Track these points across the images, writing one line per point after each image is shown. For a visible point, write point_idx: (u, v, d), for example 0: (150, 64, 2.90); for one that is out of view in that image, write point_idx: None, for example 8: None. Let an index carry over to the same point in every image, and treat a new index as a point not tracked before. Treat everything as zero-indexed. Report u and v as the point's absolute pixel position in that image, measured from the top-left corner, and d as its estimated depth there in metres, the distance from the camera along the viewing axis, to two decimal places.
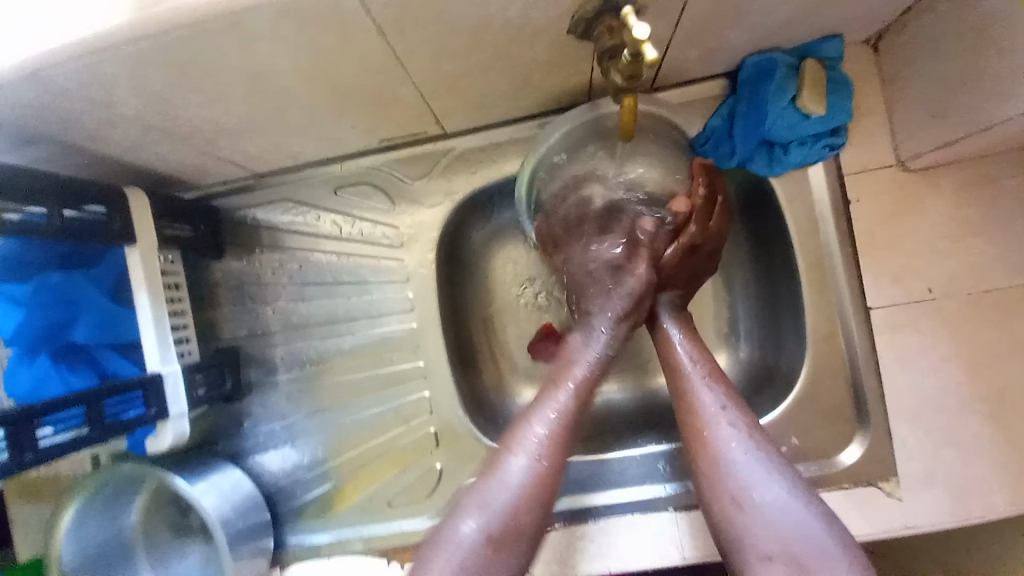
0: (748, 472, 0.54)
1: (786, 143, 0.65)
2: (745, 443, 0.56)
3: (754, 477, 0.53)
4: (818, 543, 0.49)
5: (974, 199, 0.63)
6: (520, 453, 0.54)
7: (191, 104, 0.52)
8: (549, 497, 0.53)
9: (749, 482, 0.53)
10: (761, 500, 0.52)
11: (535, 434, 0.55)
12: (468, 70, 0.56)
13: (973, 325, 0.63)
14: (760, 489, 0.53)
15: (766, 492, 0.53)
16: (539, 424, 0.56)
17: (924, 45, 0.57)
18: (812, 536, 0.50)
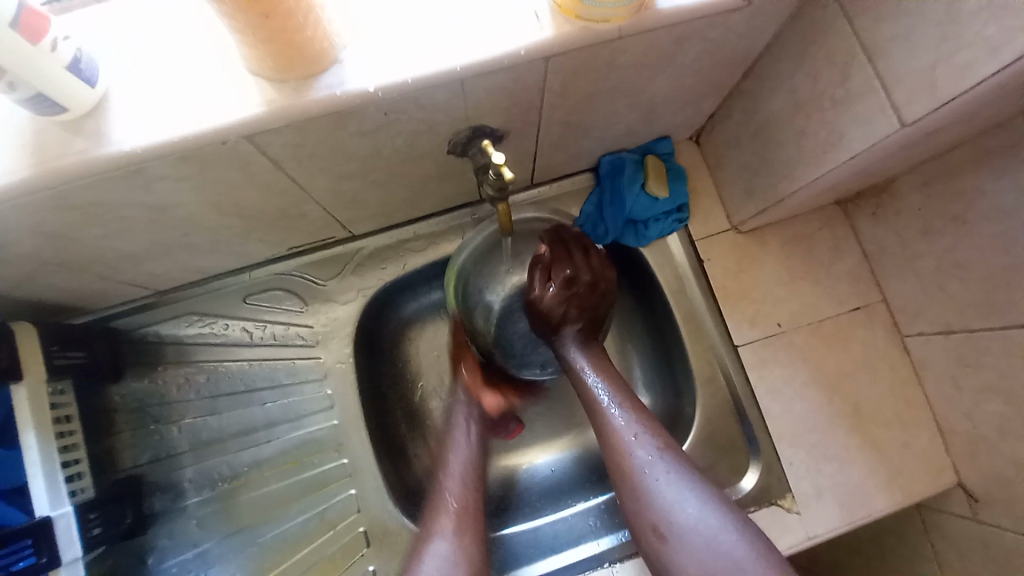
0: (665, 490, 0.58)
1: (646, 220, 0.78)
2: (659, 462, 0.59)
3: (670, 495, 0.57)
4: (734, 556, 0.53)
5: (795, 250, 0.79)
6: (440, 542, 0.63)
7: (92, 236, 0.53)
8: (471, 546, 0.64)
9: (667, 503, 0.57)
10: (679, 517, 0.56)
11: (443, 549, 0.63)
12: (367, 186, 0.62)
13: (817, 351, 0.77)
14: (680, 506, 0.56)
15: (683, 511, 0.56)
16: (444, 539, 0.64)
17: (727, 141, 0.74)
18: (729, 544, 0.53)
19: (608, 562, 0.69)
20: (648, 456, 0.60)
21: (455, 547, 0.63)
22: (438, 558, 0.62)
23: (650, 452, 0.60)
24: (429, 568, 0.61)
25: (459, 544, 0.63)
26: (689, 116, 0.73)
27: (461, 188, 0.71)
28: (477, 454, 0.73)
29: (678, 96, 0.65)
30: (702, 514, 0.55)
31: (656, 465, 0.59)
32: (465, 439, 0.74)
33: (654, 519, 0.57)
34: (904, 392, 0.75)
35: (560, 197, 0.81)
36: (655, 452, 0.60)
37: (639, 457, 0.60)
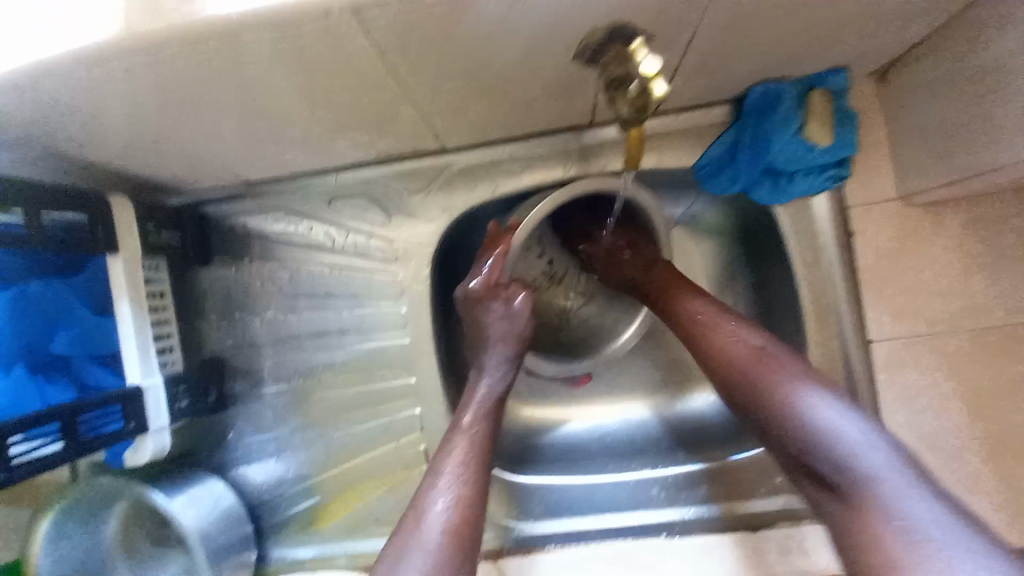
0: (852, 437, 0.52)
1: (791, 172, 0.64)
2: (839, 417, 0.54)
3: (850, 436, 0.52)
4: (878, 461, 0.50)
5: (978, 236, 0.63)
6: (429, 520, 0.53)
7: (185, 114, 0.50)
8: (469, 535, 0.53)
9: (858, 456, 0.51)
10: (909, 519, 0.46)
11: (435, 514, 0.53)
12: (470, 91, 0.53)
13: (970, 363, 0.63)
14: (859, 445, 0.52)
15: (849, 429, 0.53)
16: (436, 507, 0.53)
17: (931, 82, 0.57)
18: (914, 513, 0.46)
19: (667, 532, 0.68)
20: (825, 425, 0.54)
21: (454, 524, 0.53)
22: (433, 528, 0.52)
23: (838, 416, 0.54)
24: (421, 546, 0.51)
25: (455, 526, 0.53)
26: (888, 41, 0.55)
27: (573, 108, 0.60)
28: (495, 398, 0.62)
29: (888, 12, 0.48)
30: (929, 516, 0.46)
31: (850, 441, 0.52)
32: (481, 390, 0.63)
33: (877, 521, 0.48)
34: None
35: (686, 131, 0.67)
36: (865, 434, 0.52)
37: (831, 431, 0.53)
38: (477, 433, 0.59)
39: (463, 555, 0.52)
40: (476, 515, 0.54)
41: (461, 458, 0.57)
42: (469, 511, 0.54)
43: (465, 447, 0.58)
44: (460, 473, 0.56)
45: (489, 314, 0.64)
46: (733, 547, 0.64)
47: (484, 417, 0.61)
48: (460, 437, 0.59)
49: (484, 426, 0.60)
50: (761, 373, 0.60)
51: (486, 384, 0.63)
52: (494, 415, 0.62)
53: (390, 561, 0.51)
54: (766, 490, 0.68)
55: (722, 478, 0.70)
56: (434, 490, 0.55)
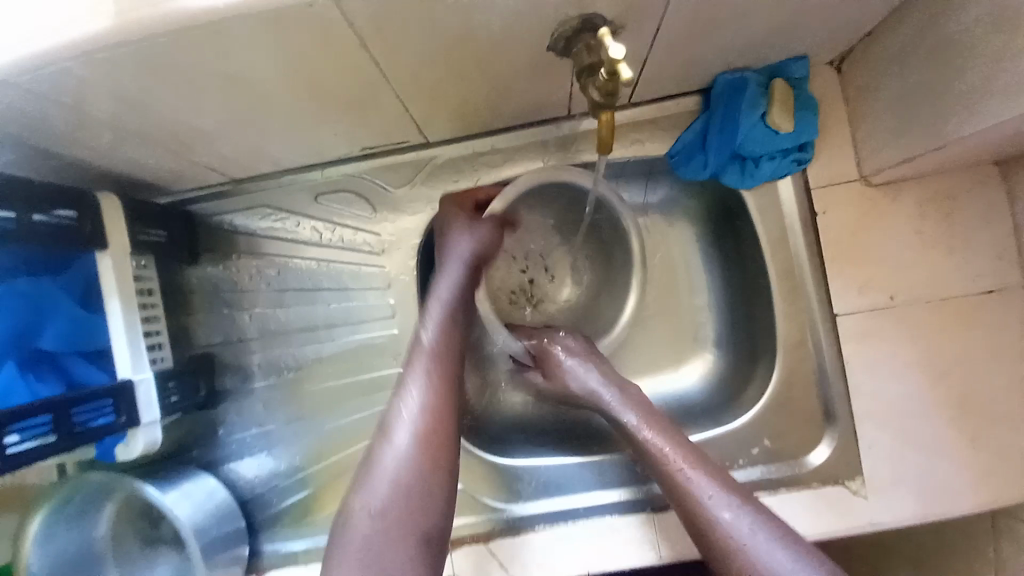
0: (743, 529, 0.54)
1: (758, 156, 0.68)
2: (709, 483, 0.58)
3: (749, 536, 0.54)
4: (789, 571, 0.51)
5: (932, 211, 0.67)
6: (391, 450, 0.57)
7: (172, 106, 0.51)
8: (433, 455, 0.57)
9: (757, 558, 0.52)
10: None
11: (397, 446, 0.57)
12: (450, 82, 0.55)
13: (931, 330, 0.67)
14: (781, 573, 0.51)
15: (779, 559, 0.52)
16: (399, 438, 0.57)
17: (883, 68, 0.61)
18: (774, 564, 0.52)
19: (651, 507, 0.69)
20: (762, 544, 0.53)
21: (414, 452, 0.56)
22: (393, 461, 0.56)
23: (720, 496, 0.57)
24: (381, 479, 0.55)
25: (416, 454, 0.56)
26: (839, 30, 0.60)
27: (550, 97, 0.63)
28: (450, 313, 0.64)
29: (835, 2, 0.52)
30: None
31: (718, 510, 0.56)
32: (438, 314, 0.64)
33: None
34: None
35: (660, 119, 0.71)
36: (721, 495, 0.57)
37: (707, 507, 0.57)
38: (435, 363, 0.61)
39: (428, 483, 0.56)
40: (443, 433, 0.58)
41: (419, 388, 0.59)
42: (433, 433, 0.57)
43: (421, 382, 0.60)
44: (421, 397, 0.59)
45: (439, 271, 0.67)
46: None
47: (441, 343, 0.62)
48: (421, 366, 0.61)
49: (444, 349, 0.62)
50: (689, 472, 0.59)
51: (435, 329, 0.63)
52: (452, 330, 0.64)
53: (363, 480, 0.56)
54: (745, 461, 0.71)
55: None
56: (394, 424, 0.58)
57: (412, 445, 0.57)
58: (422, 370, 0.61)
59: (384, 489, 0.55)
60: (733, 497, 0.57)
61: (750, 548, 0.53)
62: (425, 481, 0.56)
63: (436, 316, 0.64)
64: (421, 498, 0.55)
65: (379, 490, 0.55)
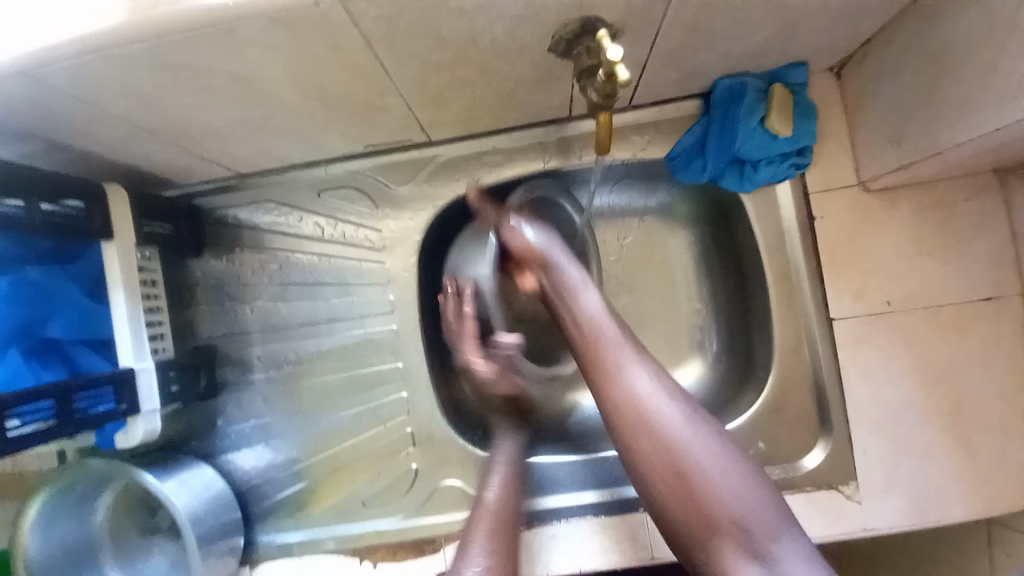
0: (694, 443, 0.50)
1: (757, 161, 0.68)
2: (664, 396, 0.52)
3: (705, 455, 0.49)
4: (720, 457, 0.49)
5: (929, 219, 0.67)
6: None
7: (181, 104, 0.52)
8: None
9: (715, 480, 0.48)
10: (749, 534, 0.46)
11: (471, 571, 0.53)
12: (454, 84, 0.56)
13: (927, 337, 0.67)
14: (734, 497, 0.47)
15: (707, 452, 0.49)
16: (472, 565, 0.54)
17: (882, 77, 0.62)
18: (705, 456, 0.49)
19: (646, 507, 0.68)
20: (719, 471, 0.48)
21: None
22: None
23: (675, 410, 0.52)
24: None
25: None
26: (840, 38, 0.60)
27: (552, 100, 0.64)
28: (513, 472, 0.64)
29: (835, 11, 0.53)
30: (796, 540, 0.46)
31: (673, 428, 0.51)
32: (499, 478, 0.63)
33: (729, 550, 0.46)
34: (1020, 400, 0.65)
35: (660, 123, 0.71)
36: (675, 412, 0.51)
37: (655, 419, 0.51)
38: (500, 511, 0.60)
39: None
40: (506, 572, 0.54)
41: (485, 535, 0.57)
42: (502, 560, 0.55)
43: (496, 506, 0.60)
44: (492, 534, 0.57)
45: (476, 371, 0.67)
46: None
47: (507, 497, 0.61)
48: (482, 511, 0.60)
49: (507, 491, 0.62)
50: (623, 358, 0.54)
51: (506, 453, 0.66)
52: (517, 492, 0.62)
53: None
54: None
55: None
56: (466, 561, 0.55)
57: (486, 570, 0.53)
58: (488, 506, 0.60)
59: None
60: (686, 411, 0.52)
61: (704, 467, 0.49)
62: None
63: (496, 475, 0.64)
64: None
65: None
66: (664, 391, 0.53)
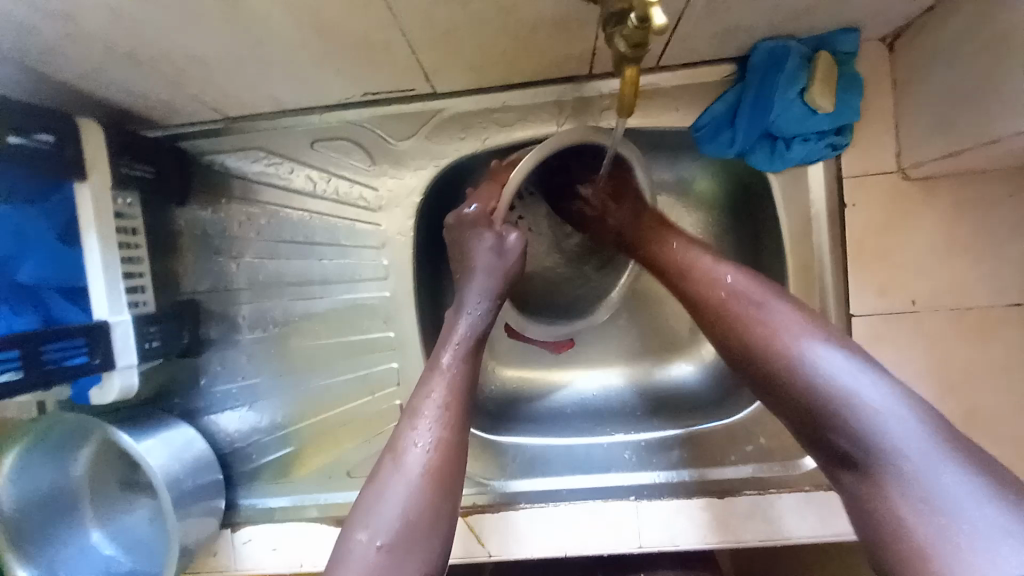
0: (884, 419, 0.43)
1: (789, 137, 0.63)
2: (847, 363, 0.46)
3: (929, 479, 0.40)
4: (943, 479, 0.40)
5: (971, 214, 0.62)
6: (411, 455, 0.50)
7: (153, 26, 0.46)
8: (458, 452, 0.52)
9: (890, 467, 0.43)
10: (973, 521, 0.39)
11: (416, 443, 0.51)
12: (462, 23, 0.50)
13: (950, 341, 0.63)
14: (895, 429, 0.43)
15: (894, 421, 0.43)
16: (417, 442, 0.51)
17: (940, 50, 0.55)
18: (899, 419, 0.43)
19: (637, 495, 0.66)
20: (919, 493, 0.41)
21: (431, 460, 0.50)
22: (415, 461, 0.50)
23: (870, 386, 0.45)
24: (387, 507, 0.48)
25: (433, 460, 0.50)
26: (900, 3, 0.53)
27: (571, 52, 0.58)
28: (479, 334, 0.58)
29: None
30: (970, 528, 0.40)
31: (865, 401, 0.44)
32: (461, 332, 0.58)
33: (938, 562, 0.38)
34: None
35: (688, 89, 0.65)
36: (857, 372, 0.45)
37: (849, 404, 0.44)
38: (456, 377, 0.55)
39: (450, 474, 0.51)
40: (456, 461, 0.51)
41: (436, 401, 0.53)
42: (451, 432, 0.52)
43: (444, 390, 0.54)
44: (442, 410, 0.52)
45: (479, 243, 0.62)
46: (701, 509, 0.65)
47: (461, 362, 0.56)
48: (437, 378, 0.54)
49: (468, 351, 0.57)
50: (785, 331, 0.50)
51: (466, 322, 0.58)
52: (475, 353, 0.58)
53: (369, 506, 0.49)
54: (737, 457, 0.68)
55: (696, 446, 0.69)
56: (409, 432, 0.51)
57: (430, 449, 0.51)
58: (445, 369, 0.55)
59: (390, 526, 0.47)
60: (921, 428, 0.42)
61: (904, 451, 0.42)
62: (447, 473, 0.51)
63: (468, 321, 0.58)
64: (429, 526, 0.48)
65: (387, 524, 0.48)
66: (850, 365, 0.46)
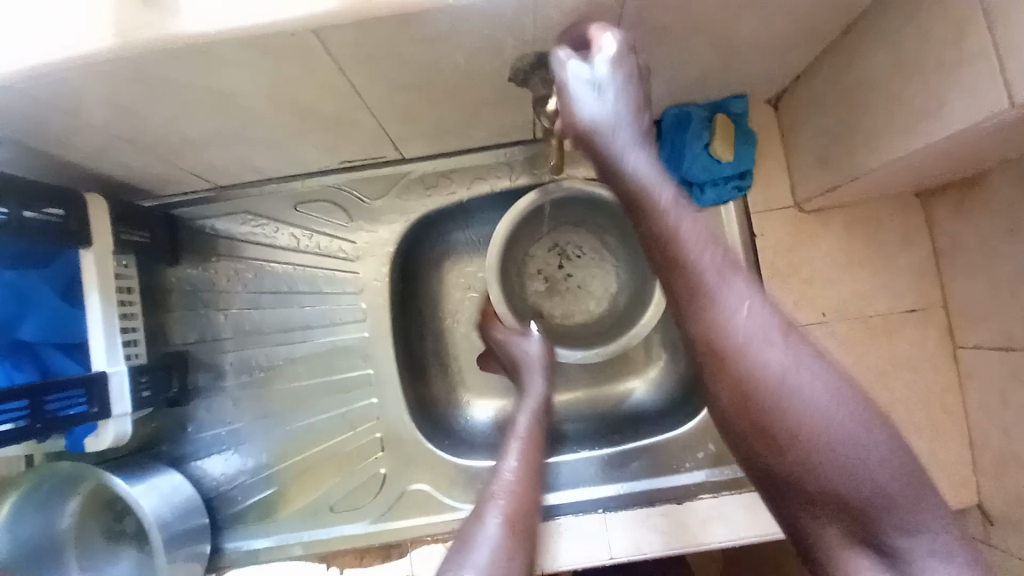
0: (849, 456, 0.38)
1: (702, 183, 0.75)
2: (761, 319, 0.41)
3: (834, 433, 0.38)
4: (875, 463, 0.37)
5: (858, 237, 0.74)
6: (495, 504, 0.52)
7: (161, 115, 0.55)
8: (535, 505, 0.54)
9: (841, 443, 0.38)
10: (919, 518, 0.38)
11: (502, 481, 0.55)
12: (424, 102, 0.61)
13: (860, 345, 0.73)
14: (869, 471, 0.37)
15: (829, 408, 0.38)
16: (500, 497, 0.53)
17: (809, 109, 0.69)
18: (835, 419, 0.38)
19: (603, 507, 0.73)
20: (847, 464, 0.38)
21: (514, 514, 0.51)
22: (497, 515, 0.51)
23: (816, 387, 0.39)
24: (479, 560, 0.46)
25: (515, 509, 0.52)
26: (772, 74, 0.68)
27: (516, 122, 0.69)
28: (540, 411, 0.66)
29: (761, 49, 0.60)
30: None
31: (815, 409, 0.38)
32: (526, 419, 0.65)
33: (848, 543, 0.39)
34: (944, 399, 0.71)
35: None
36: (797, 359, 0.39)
37: (794, 421, 0.39)
38: (527, 448, 0.60)
39: (530, 525, 0.51)
40: (531, 527, 0.51)
41: (517, 452, 0.59)
42: (526, 484, 0.56)
43: (521, 453, 0.59)
44: (519, 467, 0.57)
45: (516, 342, 0.74)
46: (666, 515, 0.71)
47: (530, 442, 0.61)
48: (514, 446, 0.60)
49: (530, 437, 0.62)
50: (751, 345, 0.40)
51: (528, 412, 0.66)
52: (536, 430, 0.63)
53: (456, 557, 0.47)
54: (691, 464, 0.75)
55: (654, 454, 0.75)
56: (493, 493, 0.54)
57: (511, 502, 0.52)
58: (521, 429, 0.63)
59: (489, 575, 0.45)
60: (828, 381, 0.39)
61: (821, 437, 0.38)
62: (529, 521, 0.52)
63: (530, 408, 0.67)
64: None
65: (480, 570, 0.45)
66: (766, 325, 0.41)
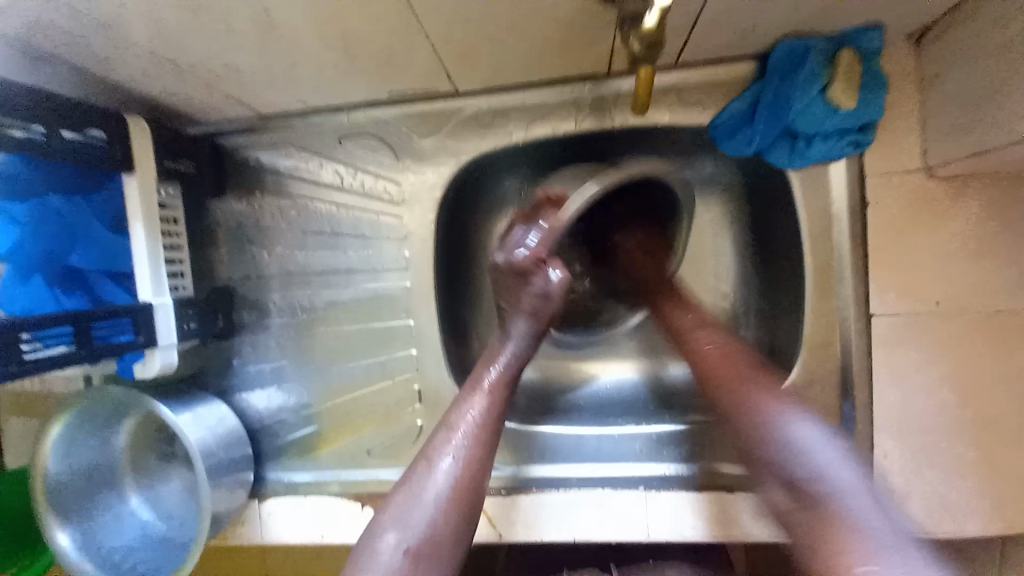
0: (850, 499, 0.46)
1: (810, 135, 0.62)
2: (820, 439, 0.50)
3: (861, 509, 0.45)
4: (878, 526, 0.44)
5: (1000, 215, 0.60)
6: (442, 459, 0.54)
7: (196, 36, 0.49)
8: (487, 454, 0.55)
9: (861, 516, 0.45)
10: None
11: (455, 438, 0.55)
12: (486, 27, 0.51)
13: (976, 347, 0.62)
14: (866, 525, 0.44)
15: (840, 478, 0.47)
16: (449, 455, 0.54)
17: (967, 49, 0.54)
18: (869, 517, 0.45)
19: (648, 486, 0.68)
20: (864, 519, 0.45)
21: (458, 473, 0.53)
22: (442, 478, 0.53)
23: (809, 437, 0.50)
24: (415, 519, 0.51)
25: (465, 469, 0.54)
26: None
27: (590, 53, 0.59)
28: (520, 358, 0.61)
29: None
30: None
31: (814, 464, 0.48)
32: (507, 352, 0.61)
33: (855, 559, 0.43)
34: None
35: (706, 86, 0.66)
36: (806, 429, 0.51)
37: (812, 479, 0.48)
38: (493, 399, 0.57)
39: (475, 484, 0.54)
40: (477, 484, 0.54)
41: (482, 401, 0.57)
42: (481, 443, 0.55)
43: (484, 403, 0.57)
44: (478, 419, 0.56)
45: (525, 287, 0.61)
46: (715, 502, 0.66)
47: (496, 395, 0.58)
48: (476, 397, 0.57)
49: (497, 387, 0.58)
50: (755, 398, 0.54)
51: (509, 351, 0.61)
52: (510, 375, 0.60)
53: (395, 507, 0.52)
54: None
55: (708, 440, 0.69)
56: (444, 448, 0.54)
57: (459, 459, 0.54)
58: (490, 378, 0.59)
59: (420, 529, 0.50)
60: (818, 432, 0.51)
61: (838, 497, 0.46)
62: (474, 478, 0.54)
63: (513, 342, 0.61)
64: (442, 543, 0.51)
65: (413, 528, 0.50)
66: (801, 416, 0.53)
